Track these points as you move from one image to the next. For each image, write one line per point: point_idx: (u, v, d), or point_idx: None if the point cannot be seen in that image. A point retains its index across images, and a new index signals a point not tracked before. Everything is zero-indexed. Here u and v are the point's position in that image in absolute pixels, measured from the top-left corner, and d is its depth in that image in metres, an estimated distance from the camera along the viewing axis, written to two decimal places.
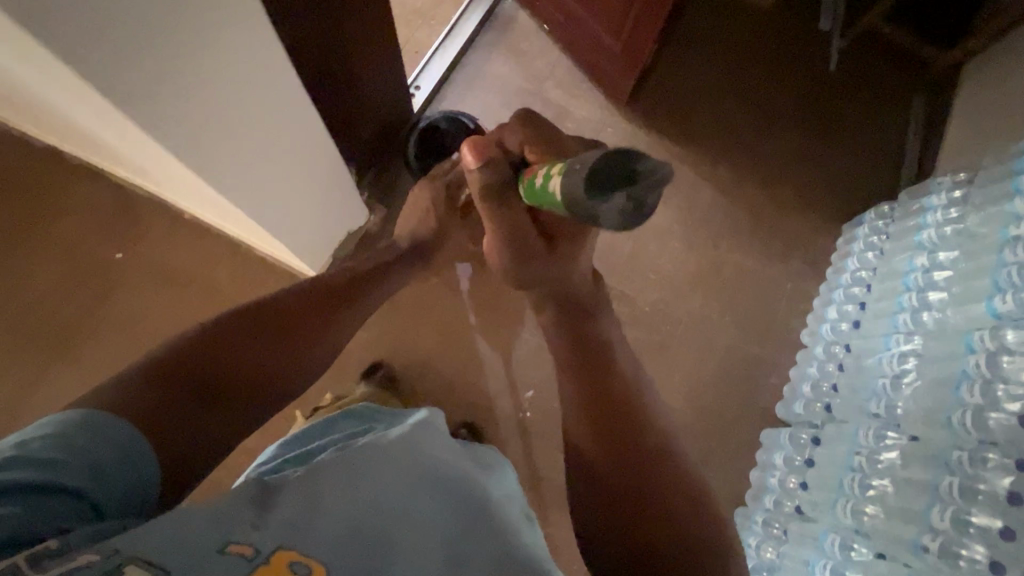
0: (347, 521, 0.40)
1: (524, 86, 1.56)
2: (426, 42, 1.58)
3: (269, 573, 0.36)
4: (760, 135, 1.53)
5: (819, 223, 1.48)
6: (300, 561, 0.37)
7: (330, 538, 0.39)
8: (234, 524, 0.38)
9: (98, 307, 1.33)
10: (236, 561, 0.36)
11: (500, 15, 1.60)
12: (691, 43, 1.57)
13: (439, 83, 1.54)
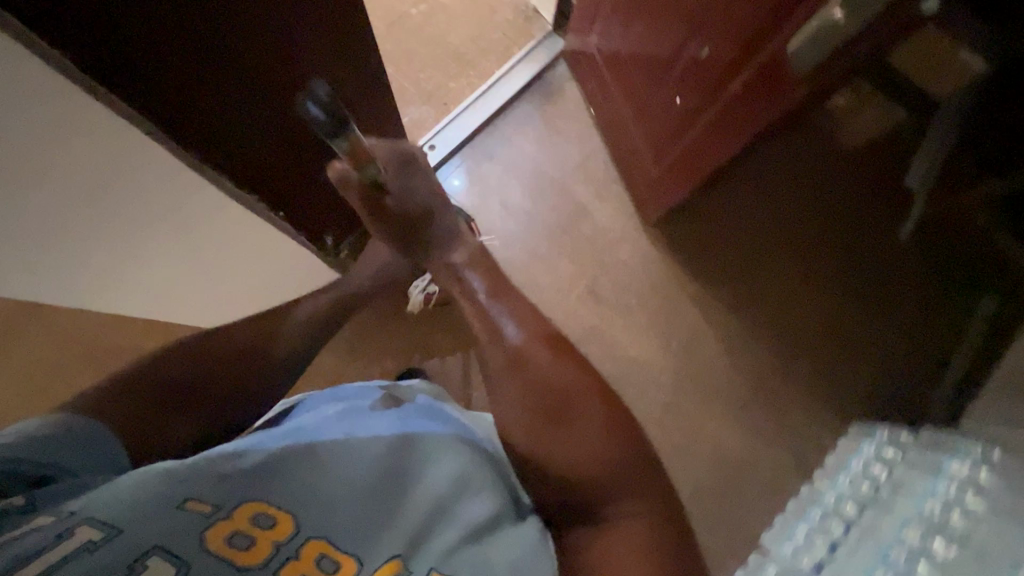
0: (300, 484, 0.54)
1: (550, 171, 1.41)
2: (460, 96, 1.44)
3: (236, 521, 0.48)
4: (787, 305, 1.34)
5: (828, 423, 1.30)
6: (262, 515, 0.50)
7: (284, 494, 0.52)
8: (186, 486, 0.49)
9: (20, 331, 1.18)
10: (195, 519, 0.47)
11: (547, 83, 1.45)
12: (746, 175, 1.38)
13: (459, 147, 1.41)
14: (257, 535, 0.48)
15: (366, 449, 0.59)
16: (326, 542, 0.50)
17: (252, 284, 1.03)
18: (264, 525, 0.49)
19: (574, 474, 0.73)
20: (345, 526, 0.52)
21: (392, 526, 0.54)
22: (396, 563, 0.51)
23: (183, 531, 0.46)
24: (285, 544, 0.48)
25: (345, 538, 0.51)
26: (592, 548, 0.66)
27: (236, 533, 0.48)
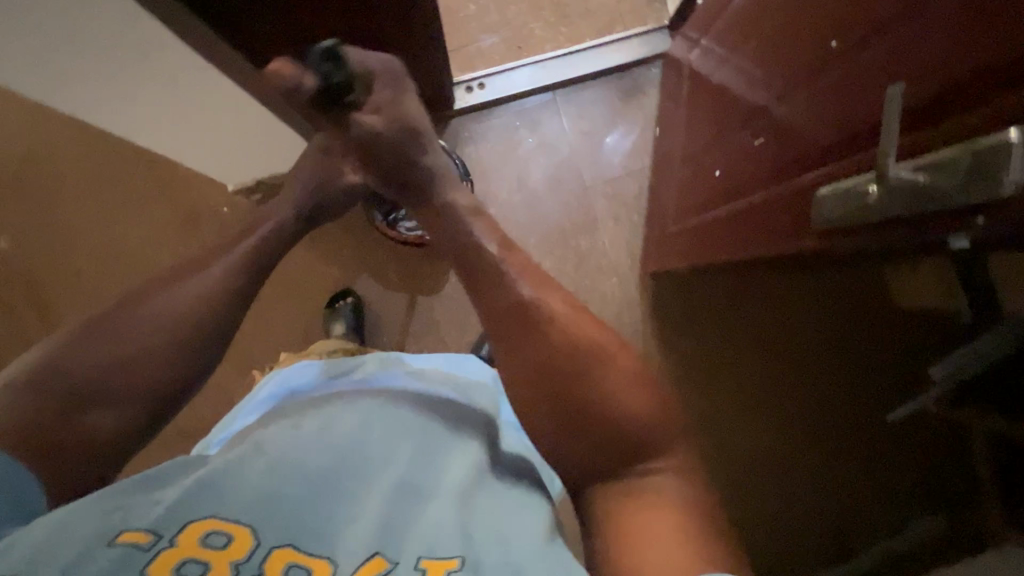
0: (263, 500, 0.41)
1: (606, 155, 1.09)
2: (519, 22, 1.09)
3: (180, 550, 0.36)
4: (777, 411, 1.06)
5: (785, 535, 1.04)
6: (213, 534, 0.38)
7: (247, 507, 0.40)
8: (123, 516, 0.38)
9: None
10: (134, 555, 0.35)
11: (623, 77, 1.10)
12: (785, 288, 1.07)
13: (506, 98, 1.08)
14: (212, 557, 0.36)
15: (349, 432, 0.50)
16: (297, 553, 0.38)
17: (280, 160, 0.96)
18: (220, 545, 0.37)
19: (616, 423, 0.46)
20: (344, 539, 0.40)
21: (389, 527, 0.41)
22: (430, 560, 0.39)
23: (121, 565, 0.35)
24: (244, 562, 0.37)
25: (319, 544, 0.39)
26: (618, 538, 0.43)
27: (189, 558, 0.36)
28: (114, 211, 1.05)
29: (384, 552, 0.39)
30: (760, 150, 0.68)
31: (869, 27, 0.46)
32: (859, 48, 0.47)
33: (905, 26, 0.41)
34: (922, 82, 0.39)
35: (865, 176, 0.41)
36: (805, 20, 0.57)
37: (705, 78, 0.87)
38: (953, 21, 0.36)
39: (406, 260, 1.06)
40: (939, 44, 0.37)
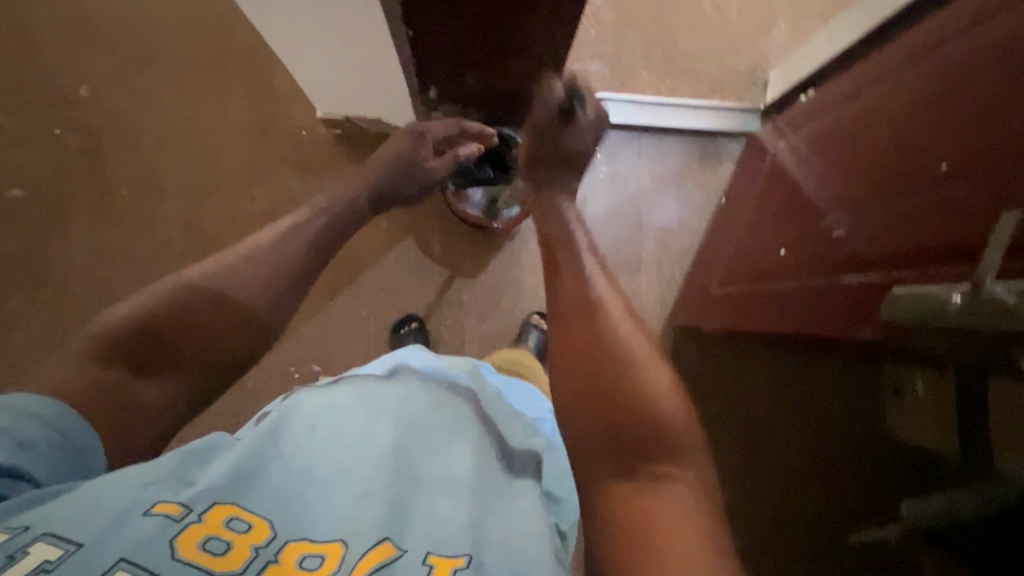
0: (274, 490, 0.43)
1: (669, 206, 1.13)
2: (629, 61, 1.14)
3: (208, 525, 0.39)
4: (761, 498, 1.07)
5: None
6: (237, 518, 0.40)
7: (263, 498, 0.43)
8: (160, 489, 0.41)
9: (77, 35, 1.05)
10: (167, 526, 0.38)
11: (706, 143, 1.15)
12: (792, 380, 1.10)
13: (597, 125, 1.13)
14: (235, 540, 0.39)
15: (345, 426, 0.52)
16: (309, 543, 0.40)
17: (381, 113, 0.98)
18: (241, 529, 0.40)
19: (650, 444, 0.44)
20: (354, 523, 0.42)
21: (394, 516, 0.43)
22: (438, 556, 0.41)
23: (157, 535, 0.38)
24: (263, 547, 0.39)
25: (328, 531, 0.41)
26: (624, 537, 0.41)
27: (211, 536, 0.39)
28: (198, 103, 1.07)
29: (392, 540, 0.41)
30: (826, 244, 0.72)
31: (985, 168, 0.51)
32: (968, 179, 0.53)
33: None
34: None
35: (952, 287, 0.44)
36: (907, 144, 0.62)
37: (786, 169, 0.92)
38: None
39: (453, 236, 1.08)
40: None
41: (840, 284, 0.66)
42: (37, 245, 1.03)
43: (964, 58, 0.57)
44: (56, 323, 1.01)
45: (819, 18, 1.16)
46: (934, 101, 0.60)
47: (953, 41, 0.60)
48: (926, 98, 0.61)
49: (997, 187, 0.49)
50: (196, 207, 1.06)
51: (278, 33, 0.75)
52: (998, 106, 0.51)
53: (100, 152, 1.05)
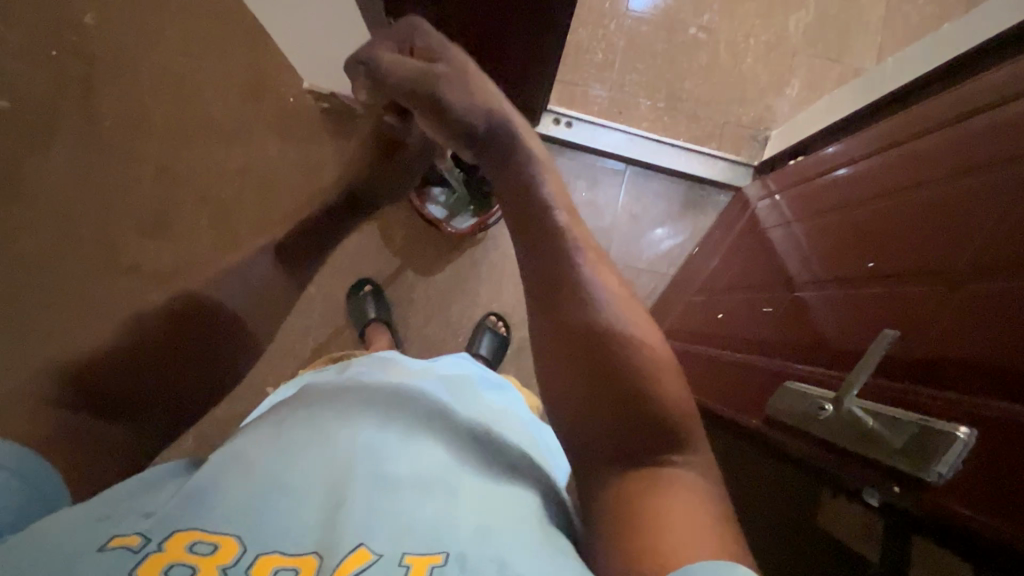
0: (236, 494, 0.34)
1: (642, 244, 1.11)
2: (631, 92, 1.12)
3: (163, 555, 0.30)
4: None
5: None
6: (200, 538, 0.31)
7: (223, 508, 0.33)
8: (115, 521, 0.32)
9: None
10: (121, 558, 0.30)
11: (692, 189, 1.12)
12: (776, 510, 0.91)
13: (585, 149, 1.11)
14: (199, 564, 0.30)
15: (318, 419, 0.42)
16: (283, 555, 0.32)
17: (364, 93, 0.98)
18: (206, 551, 0.31)
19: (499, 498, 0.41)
20: (325, 525, 0.33)
21: (372, 512, 0.34)
22: (412, 555, 0.32)
23: (105, 571, 0.29)
24: (232, 567, 0.31)
25: (304, 536, 0.33)
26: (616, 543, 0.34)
27: (174, 564, 0.30)
28: (197, 48, 1.06)
29: (369, 543, 0.32)
30: (768, 319, 0.69)
31: (927, 275, 0.47)
32: (912, 282, 0.48)
33: (956, 295, 0.43)
34: (955, 350, 0.41)
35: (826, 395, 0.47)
36: (868, 231, 0.58)
37: (757, 228, 0.88)
38: (1020, 314, 0.37)
39: (418, 230, 1.08)
40: (995, 332, 0.38)
41: (771, 369, 0.63)
42: (13, 157, 1.04)
43: (942, 154, 0.53)
44: (15, 235, 1.02)
45: (834, 85, 1.13)
46: (905, 191, 0.55)
47: (939, 132, 0.56)
48: (899, 186, 0.57)
49: (920, 299, 0.46)
50: (174, 150, 1.06)
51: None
52: (952, 213, 0.48)
53: (93, 78, 1.06)
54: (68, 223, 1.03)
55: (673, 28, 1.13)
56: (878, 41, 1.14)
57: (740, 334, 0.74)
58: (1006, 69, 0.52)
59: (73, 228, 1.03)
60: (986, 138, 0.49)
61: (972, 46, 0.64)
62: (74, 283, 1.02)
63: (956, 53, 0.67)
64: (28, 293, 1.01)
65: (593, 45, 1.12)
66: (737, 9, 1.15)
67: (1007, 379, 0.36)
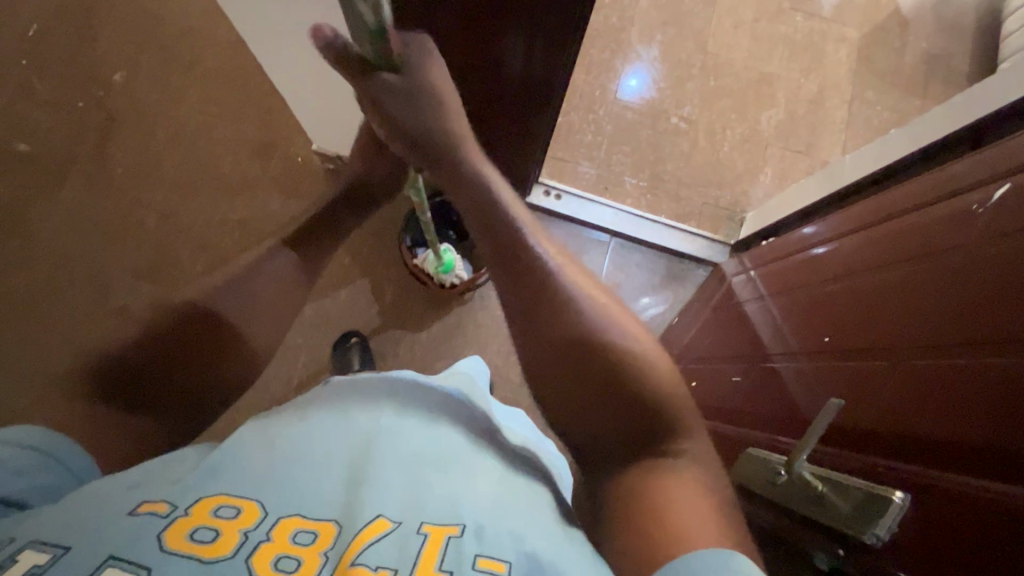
0: (265, 470, 0.39)
1: None
2: (616, 172, 1.21)
3: (191, 518, 0.35)
4: None
5: None
6: (226, 504, 0.37)
7: (248, 478, 0.38)
8: (145, 491, 0.37)
9: (129, 31, 1.16)
10: (150, 523, 0.35)
11: (674, 263, 1.17)
12: None
13: (573, 221, 1.17)
14: (223, 526, 0.35)
15: (341, 413, 0.46)
16: (303, 517, 0.37)
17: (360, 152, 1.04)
18: (230, 515, 0.36)
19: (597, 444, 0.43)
20: (347, 497, 0.38)
21: (391, 490, 0.38)
22: (432, 525, 0.37)
23: (141, 532, 0.34)
24: (253, 529, 0.35)
25: (327, 506, 0.38)
26: (640, 541, 0.37)
27: (202, 526, 0.35)
28: (215, 108, 1.14)
29: (386, 514, 0.37)
30: (746, 389, 0.72)
31: (872, 351, 0.52)
32: (859, 357, 0.53)
33: (897, 372, 0.47)
34: (901, 416, 0.45)
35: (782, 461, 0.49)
36: (826, 305, 0.63)
37: (733, 302, 0.92)
38: (957, 393, 0.41)
39: (409, 288, 1.12)
40: (931, 415, 0.42)
41: (747, 441, 0.65)
42: (23, 197, 1.09)
43: (888, 240, 0.59)
44: (13, 271, 1.05)
45: (804, 175, 1.23)
46: (857, 273, 0.60)
47: (885, 222, 0.62)
48: (851, 268, 0.62)
49: (865, 374, 0.51)
50: (181, 199, 1.11)
51: (260, 39, 0.79)
52: (892, 299, 0.53)
53: (112, 129, 1.13)
54: (65, 264, 1.06)
55: (656, 118, 1.24)
56: (842, 139, 1.26)
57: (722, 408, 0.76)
58: (941, 172, 0.58)
59: (70, 267, 1.06)
60: (926, 230, 0.54)
61: (904, 156, 0.73)
62: (65, 321, 1.03)
63: (900, 155, 0.74)
64: (17, 329, 1.02)
65: (583, 129, 1.22)
66: (715, 104, 1.26)
67: (941, 454, 0.40)
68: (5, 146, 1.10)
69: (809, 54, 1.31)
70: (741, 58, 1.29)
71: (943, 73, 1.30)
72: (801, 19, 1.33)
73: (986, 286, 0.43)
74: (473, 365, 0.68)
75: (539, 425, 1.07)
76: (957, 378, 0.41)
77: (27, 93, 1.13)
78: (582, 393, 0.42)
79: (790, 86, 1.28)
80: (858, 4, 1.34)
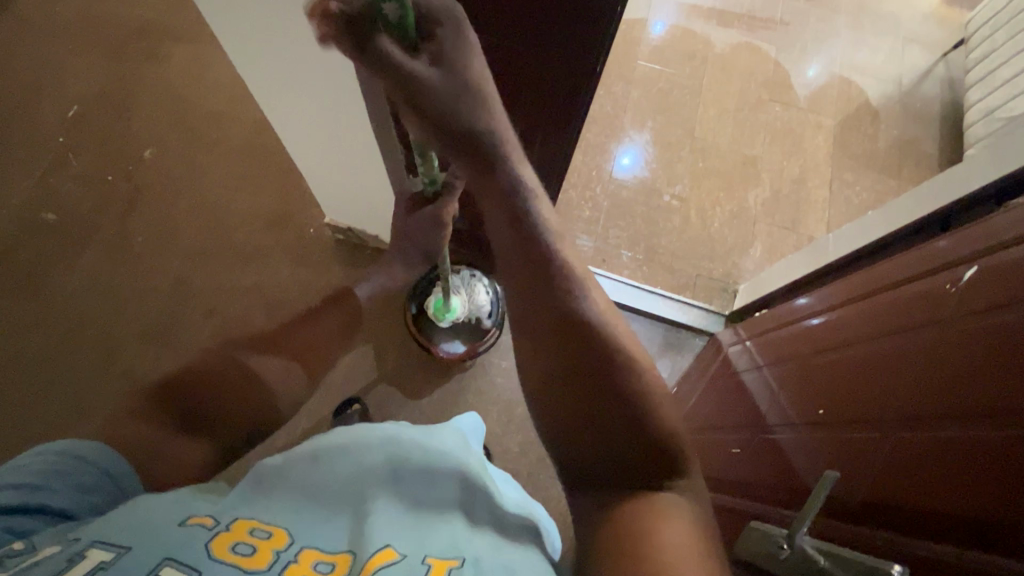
0: (287, 504, 0.41)
1: None
2: (613, 244, 1.27)
3: (230, 534, 0.37)
4: None
5: None
6: (258, 527, 0.39)
7: (277, 510, 0.41)
8: (190, 505, 0.40)
9: (162, 112, 1.25)
10: (199, 533, 0.37)
11: (672, 333, 1.20)
12: None
13: None
14: (259, 545, 0.37)
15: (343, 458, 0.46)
16: (321, 552, 0.38)
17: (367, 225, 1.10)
18: (264, 536, 0.38)
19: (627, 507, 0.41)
20: (363, 532, 0.39)
21: (397, 528, 0.40)
22: (435, 558, 0.38)
23: (188, 541, 0.36)
24: (284, 551, 0.37)
25: (340, 541, 0.39)
26: None
27: (240, 541, 0.37)
28: (236, 182, 1.22)
29: (393, 545, 0.38)
30: (746, 460, 0.73)
31: (869, 425, 0.52)
32: (855, 427, 0.54)
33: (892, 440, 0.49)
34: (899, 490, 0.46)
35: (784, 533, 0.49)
36: (822, 374, 0.64)
37: (731, 371, 0.93)
38: (950, 465, 0.42)
39: (411, 354, 1.14)
40: (922, 478, 0.44)
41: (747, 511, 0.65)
42: (44, 263, 1.13)
43: (874, 314, 0.61)
44: (24, 335, 1.07)
45: (793, 249, 1.29)
46: (849, 344, 0.62)
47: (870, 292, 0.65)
48: (842, 339, 0.64)
49: (862, 440, 0.52)
50: (195, 265, 1.15)
51: (287, 125, 0.87)
52: (882, 369, 0.55)
53: (137, 200, 1.19)
54: (76, 326, 1.08)
55: (650, 195, 1.32)
56: (827, 216, 1.33)
57: (729, 487, 0.75)
58: (918, 250, 0.62)
59: (80, 330, 1.08)
60: (907, 305, 0.56)
61: (880, 236, 0.78)
62: (69, 384, 1.04)
63: (877, 236, 0.78)
64: (21, 391, 1.03)
65: (582, 203, 1.30)
66: (704, 183, 1.35)
67: (934, 526, 0.42)
68: (33, 213, 1.16)
69: (789, 138, 1.41)
70: (727, 142, 1.40)
71: (914, 156, 1.40)
72: (780, 109, 1.45)
73: (969, 357, 0.45)
74: (473, 417, 0.68)
75: (540, 495, 1.05)
76: (948, 451, 0.43)
77: (61, 166, 1.20)
78: (590, 402, 0.43)
79: (774, 167, 1.38)
80: (831, 96, 1.47)
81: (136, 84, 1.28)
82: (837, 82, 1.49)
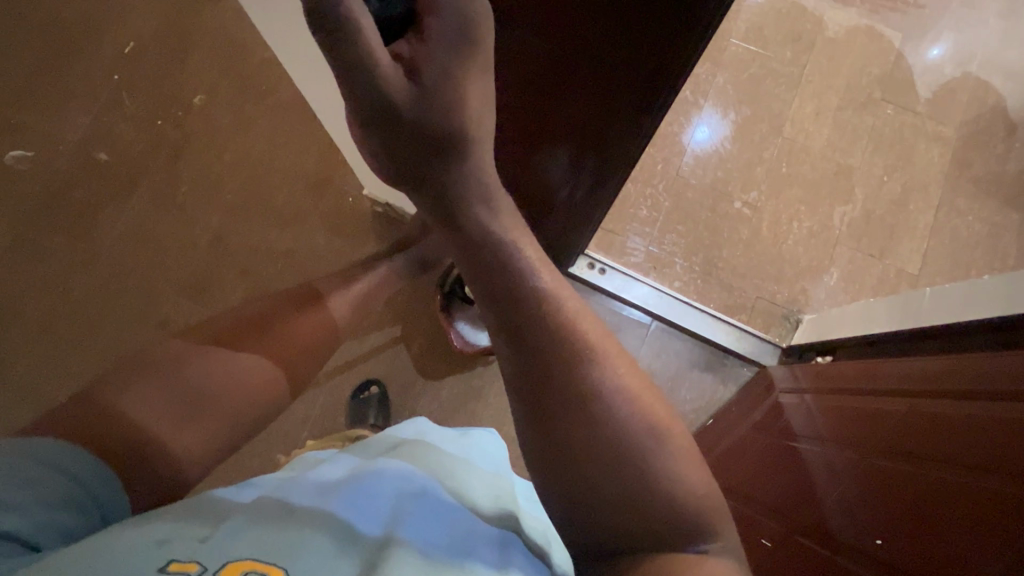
0: (283, 540, 0.36)
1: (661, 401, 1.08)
2: (669, 252, 1.15)
3: None
4: None
5: None
6: (255, 571, 0.34)
7: (280, 546, 0.36)
8: (176, 542, 0.35)
9: (215, 55, 1.21)
10: None
11: (716, 358, 1.11)
12: None
13: (618, 296, 1.12)
14: None
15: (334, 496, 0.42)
16: None
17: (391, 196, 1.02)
18: None
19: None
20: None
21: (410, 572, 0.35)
22: None
23: None
24: None
25: None
26: None
27: None
28: (281, 138, 1.17)
29: None
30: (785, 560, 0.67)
31: None
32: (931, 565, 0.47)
33: None
34: None
35: None
36: (874, 485, 0.57)
37: (782, 429, 0.83)
38: None
39: (437, 342, 1.10)
40: None
41: None
42: (94, 202, 1.15)
43: (930, 427, 0.54)
44: (72, 273, 1.11)
45: (875, 282, 1.13)
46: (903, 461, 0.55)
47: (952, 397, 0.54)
48: (893, 449, 0.57)
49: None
50: (234, 222, 1.14)
51: (297, 63, 0.74)
52: (966, 501, 0.46)
53: (184, 146, 1.18)
54: (120, 270, 1.11)
55: (718, 200, 1.18)
56: (923, 247, 1.15)
57: None
58: (991, 357, 0.54)
59: (123, 275, 1.11)
60: (993, 429, 0.46)
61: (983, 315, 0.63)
62: (109, 327, 1.08)
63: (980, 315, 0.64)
64: (66, 328, 1.08)
65: (640, 201, 1.18)
66: (785, 192, 1.19)
67: None
68: (87, 151, 1.17)
69: (896, 151, 1.21)
70: (819, 147, 1.21)
71: None
72: (892, 112, 1.23)
73: None
74: (493, 434, 0.64)
75: None
76: None
77: (114, 104, 1.20)
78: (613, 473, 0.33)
79: (870, 183, 1.19)
80: (960, 101, 1.24)
81: (190, 22, 1.23)
82: (971, 85, 1.25)
